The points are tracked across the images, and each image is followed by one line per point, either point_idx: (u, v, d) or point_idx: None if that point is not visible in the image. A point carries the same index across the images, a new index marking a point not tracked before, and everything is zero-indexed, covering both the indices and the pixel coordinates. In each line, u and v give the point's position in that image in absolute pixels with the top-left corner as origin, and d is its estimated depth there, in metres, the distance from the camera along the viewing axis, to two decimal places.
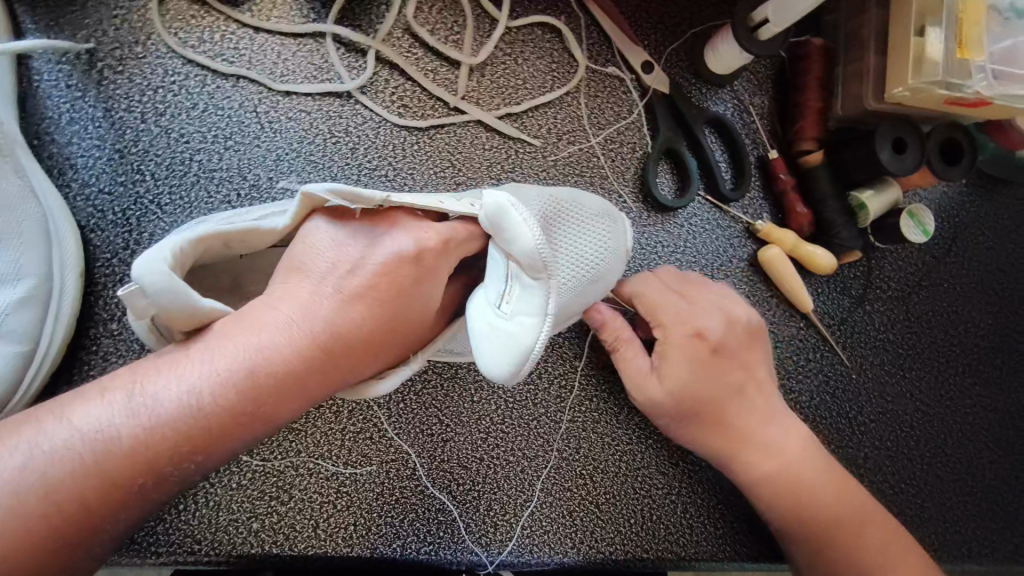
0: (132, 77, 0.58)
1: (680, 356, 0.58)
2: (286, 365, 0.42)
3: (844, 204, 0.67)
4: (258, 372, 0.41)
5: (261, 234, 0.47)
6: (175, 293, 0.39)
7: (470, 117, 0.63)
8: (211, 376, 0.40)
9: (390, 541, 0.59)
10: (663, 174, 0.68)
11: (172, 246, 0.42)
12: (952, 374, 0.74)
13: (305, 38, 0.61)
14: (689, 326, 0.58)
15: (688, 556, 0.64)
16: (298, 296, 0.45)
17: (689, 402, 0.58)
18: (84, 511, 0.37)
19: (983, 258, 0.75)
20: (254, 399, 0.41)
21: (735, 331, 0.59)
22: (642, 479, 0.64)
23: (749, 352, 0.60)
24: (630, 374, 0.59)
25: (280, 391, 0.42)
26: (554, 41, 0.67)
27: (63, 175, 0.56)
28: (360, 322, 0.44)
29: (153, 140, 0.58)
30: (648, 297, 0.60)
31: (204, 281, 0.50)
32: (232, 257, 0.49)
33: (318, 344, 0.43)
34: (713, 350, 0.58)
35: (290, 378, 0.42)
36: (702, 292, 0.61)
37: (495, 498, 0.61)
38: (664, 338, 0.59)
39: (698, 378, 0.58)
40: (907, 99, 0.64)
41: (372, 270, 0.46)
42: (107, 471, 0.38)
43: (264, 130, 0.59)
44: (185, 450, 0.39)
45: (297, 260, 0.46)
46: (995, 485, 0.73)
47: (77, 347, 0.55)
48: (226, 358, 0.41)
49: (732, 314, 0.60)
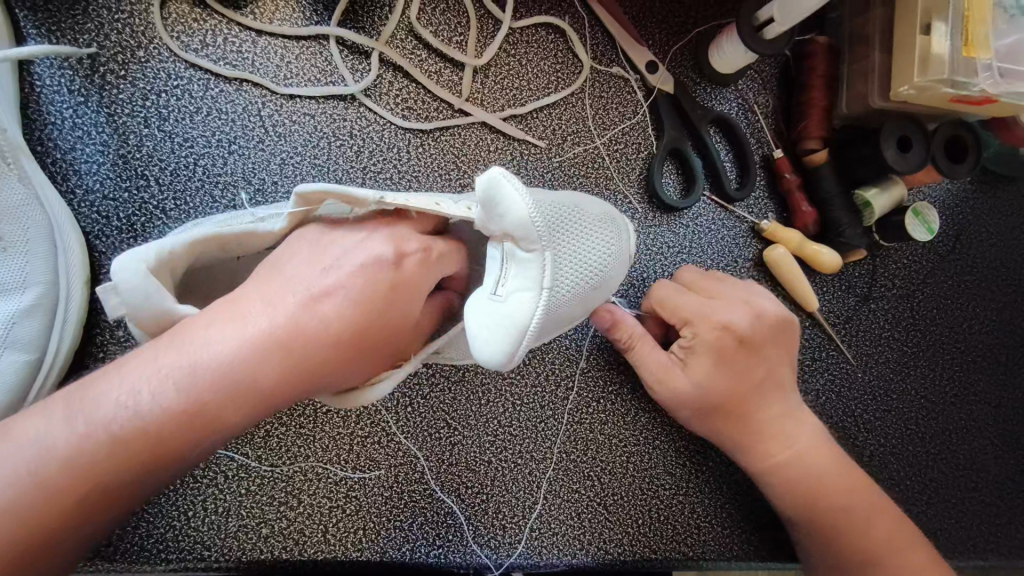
0: (135, 81, 0.57)
1: (709, 350, 0.58)
2: (242, 372, 0.39)
3: (850, 202, 0.67)
4: (209, 381, 0.38)
5: (257, 236, 0.46)
6: (145, 296, 0.40)
7: (475, 119, 0.63)
8: (155, 376, 0.38)
9: (399, 544, 0.59)
10: (667, 174, 0.68)
11: (164, 248, 0.42)
12: (958, 372, 0.74)
13: (308, 41, 0.61)
14: (719, 320, 0.58)
15: (696, 555, 0.65)
16: (261, 297, 0.42)
17: (713, 398, 0.58)
18: (36, 524, 0.36)
19: (986, 255, 0.75)
20: (202, 410, 0.38)
21: (764, 324, 0.59)
22: (650, 480, 0.65)
23: (777, 345, 0.60)
24: (649, 367, 0.59)
25: (237, 399, 0.39)
26: (559, 42, 0.66)
27: (67, 181, 0.56)
28: (326, 320, 0.42)
29: (156, 145, 0.57)
30: (671, 301, 0.60)
31: (200, 284, 0.49)
32: (228, 259, 0.49)
33: (276, 351, 0.40)
34: (739, 343, 0.58)
35: (246, 387, 0.39)
36: (724, 288, 0.61)
37: (503, 500, 0.61)
38: (693, 333, 0.58)
39: (725, 372, 0.58)
40: (913, 97, 0.63)
41: (345, 271, 0.44)
42: (40, 485, 0.36)
43: (268, 133, 0.59)
44: (129, 463, 0.37)
45: (272, 263, 0.45)
46: (1000, 481, 0.74)
47: (84, 355, 0.54)
48: (170, 357, 0.38)
49: (758, 307, 0.59)
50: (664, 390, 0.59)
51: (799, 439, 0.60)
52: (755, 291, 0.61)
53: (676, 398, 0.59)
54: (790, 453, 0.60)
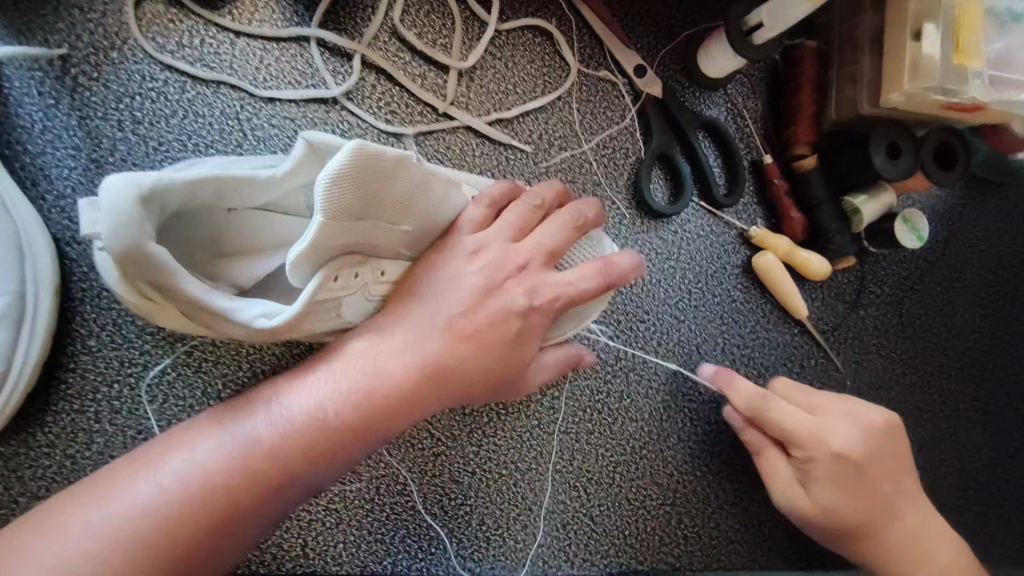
0: (108, 83, 0.55)
1: (828, 478, 0.56)
2: (513, 290, 0.48)
3: (838, 209, 0.66)
4: (362, 375, 0.44)
5: (258, 187, 0.41)
6: (128, 224, 0.34)
7: (460, 123, 0.62)
8: (548, 232, 0.50)
9: (380, 558, 0.58)
10: (656, 178, 0.67)
11: (161, 181, 0.36)
12: (946, 379, 0.74)
13: (288, 42, 0.59)
14: (832, 447, 0.56)
15: (683, 566, 0.64)
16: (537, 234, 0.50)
17: (840, 518, 0.57)
18: (500, 354, 0.48)
19: (975, 262, 0.75)
20: (475, 353, 0.47)
21: (871, 439, 0.58)
22: (637, 490, 0.64)
23: (891, 458, 0.58)
24: (774, 486, 0.59)
25: (578, 221, 0.51)
26: (545, 45, 0.65)
27: (37, 187, 0.54)
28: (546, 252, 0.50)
29: (130, 149, 0.55)
30: (774, 419, 0.58)
31: (182, 234, 0.43)
32: (217, 212, 0.43)
33: (378, 337, 0.46)
34: (856, 468, 0.56)
35: (539, 258, 0.50)
36: (835, 402, 0.60)
37: (487, 512, 0.60)
38: (806, 458, 0.57)
39: (850, 495, 0.56)
40: (902, 104, 0.63)
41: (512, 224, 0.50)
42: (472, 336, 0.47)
43: (246, 137, 0.57)
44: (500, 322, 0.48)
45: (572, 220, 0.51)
46: (986, 488, 0.73)
47: (54, 365, 0.53)
48: (550, 227, 0.51)
49: (863, 423, 0.58)
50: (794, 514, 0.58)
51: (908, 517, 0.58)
52: (858, 412, 0.59)
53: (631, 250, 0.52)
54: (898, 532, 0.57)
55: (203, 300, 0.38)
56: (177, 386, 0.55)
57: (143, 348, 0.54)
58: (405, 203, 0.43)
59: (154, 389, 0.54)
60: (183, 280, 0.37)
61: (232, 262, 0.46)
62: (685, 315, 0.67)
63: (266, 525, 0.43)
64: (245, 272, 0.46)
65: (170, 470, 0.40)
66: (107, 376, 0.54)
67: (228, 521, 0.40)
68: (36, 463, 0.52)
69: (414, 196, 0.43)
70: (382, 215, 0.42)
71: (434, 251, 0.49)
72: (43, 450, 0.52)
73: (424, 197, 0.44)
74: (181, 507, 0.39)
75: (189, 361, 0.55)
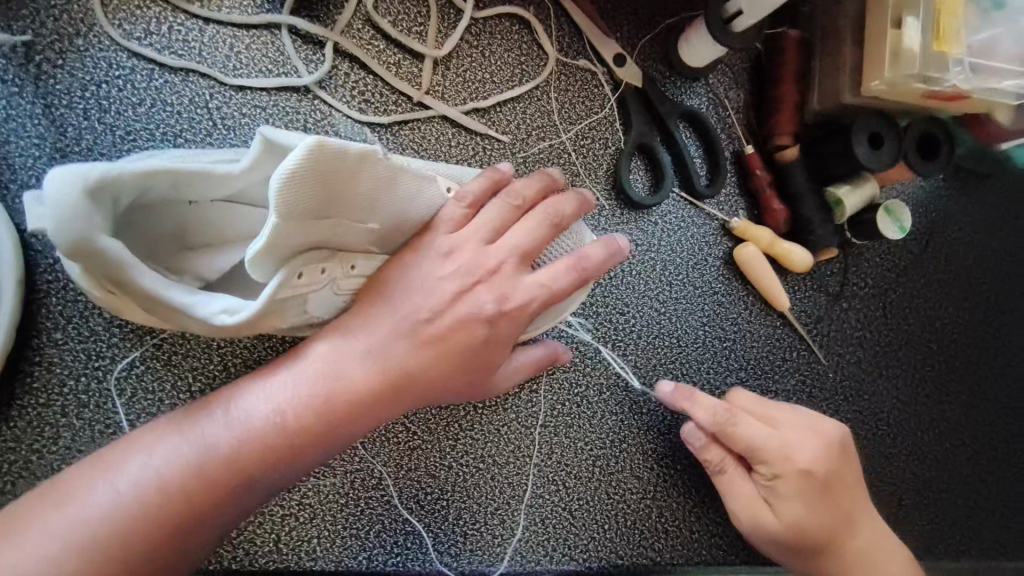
0: (73, 71, 0.54)
1: (795, 494, 0.57)
2: (482, 294, 0.47)
3: (820, 200, 0.66)
4: (320, 378, 0.43)
5: (216, 179, 0.40)
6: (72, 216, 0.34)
7: (435, 113, 0.61)
8: (522, 232, 0.48)
9: (355, 553, 0.57)
10: (636, 169, 0.66)
11: (111, 171, 0.36)
12: (930, 372, 0.73)
13: (259, 30, 0.58)
14: (798, 465, 0.57)
15: (663, 560, 0.63)
16: (511, 234, 0.48)
17: (807, 536, 0.57)
18: (465, 358, 0.47)
19: (959, 253, 0.75)
20: (439, 357, 0.46)
21: (833, 454, 0.59)
22: (616, 484, 0.63)
23: (849, 472, 0.59)
24: (736, 504, 0.58)
25: (556, 220, 0.49)
26: (523, 33, 0.64)
27: (1, 176, 0.53)
28: (521, 254, 0.48)
29: (97, 138, 0.54)
30: (740, 434, 0.57)
31: (141, 226, 0.42)
32: (177, 204, 0.42)
33: (342, 339, 0.44)
34: (821, 483, 0.57)
35: (514, 260, 0.48)
36: (793, 416, 0.60)
37: (464, 507, 0.59)
38: (773, 474, 0.57)
39: (816, 511, 0.57)
40: (883, 93, 0.62)
41: (488, 223, 0.48)
42: (434, 341, 0.46)
43: (216, 126, 0.56)
44: (464, 328, 0.46)
45: (551, 218, 0.49)
46: (970, 481, 0.73)
47: (19, 358, 0.52)
48: (526, 227, 0.48)
49: (824, 435, 0.59)
50: (756, 531, 0.58)
51: (864, 530, 0.59)
52: (818, 424, 0.60)
53: (610, 241, 0.51)
54: (857, 544, 0.58)
55: (159, 292, 0.38)
56: (146, 379, 0.54)
57: (110, 341, 0.53)
58: (370, 202, 0.42)
59: (122, 382, 0.53)
60: (141, 274, 0.38)
61: (195, 254, 0.46)
62: (666, 308, 0.66)
63: (223, 530, 0.42)
64: (210, 266, 0.46)
65: (125, 476, 0.39)
66: (73, 369, 0.53)
67: (183, 528, 0.39)
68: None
69: (379, 192, 0.42)
70: (344, 212, 0.41)
71: (405, 242, 0.48)
72: (8, 445, 0.51)
73: (392, 193, 0.43)
74: (138, 517, 0.38)
75: (158, 354, 0.54)
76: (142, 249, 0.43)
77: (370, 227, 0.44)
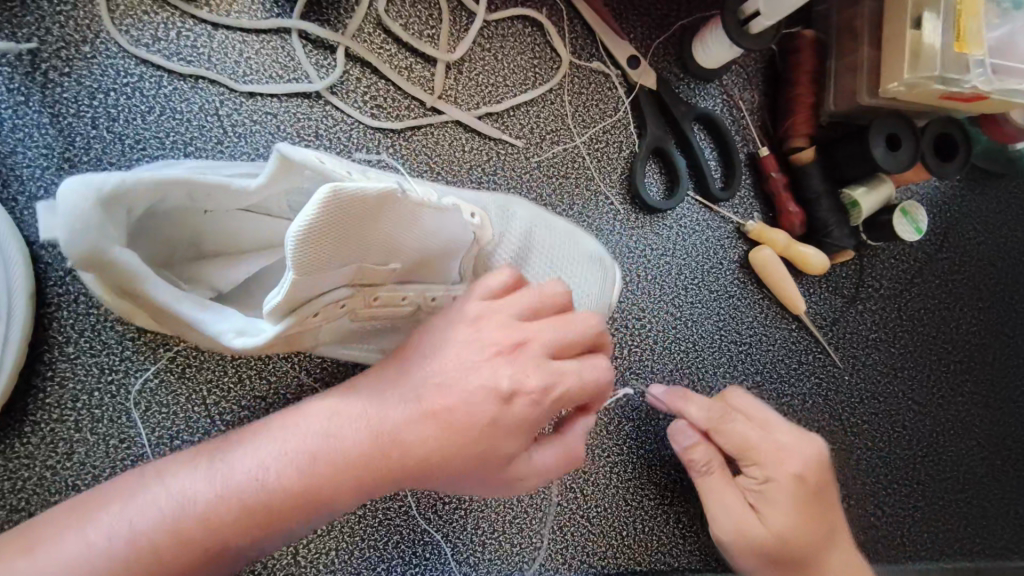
0: (81, 79, 0.53)
1: (785, 499, 0.55)
2: (503, 369, 0.41)
3: (837, 202, 0.65)
4: (313, 437, 0.39)
5: (232, 192, 0.39)
6: (86, 229, 0.32)
7: (448, 118, 0.60)
8: (560, 324, 0.43)
9: (374, 565, 0.56)
10: (651, 173, 0.66)
11: (126, 182, 0.34)
12: (945, 373, 0.73)
13: (269, 35, 0.57)
14: (790, 470, 0.56)
15: (681, 566, 0.63)
16: (548, 322, 0.43)
17: (791, 546, 0.55)
18: (472, 447, 0.40)
19: (974, 254, 0.74)
20: (443, 438, 0.40)
21: (822, 465, 0.57)
22: (634, 490, 0.63)
23: (832, 490, 0.58)
24: (721, 507, 0.56)
25: (590, 320, 0.44)
26: (535, 35, 0.64)
27: (8, 188, 0.51)
28: (551, 345, 0.42)
29: (106, 147, 0.53)
30: (733, 432, 0.57)
31: (156, 234, 0.41)
32: (191, 215, 0.41)
33: (345, 399, 0.41)
34: (812, 490, 0.56)
35: (541, 344, 0.42)
36: (782, 423, 0.59)
37: (483, 515, 0.59)
38: (763, 477, 0.56)
39: (804, 520, 0.55)
40: (901, 94, 0.61)
41: (527, 302, 0.43)
42: (439, 422, 0.40)
43: (227, 134, 0.55)
44: (473, 410, 0.40)
45: (584, 322, 0.44)
46: (985, 481, 0.73)
47: (31, 373, 0.51)
48: (565, 321, 0.43)
49: (814, 444, 0.58)
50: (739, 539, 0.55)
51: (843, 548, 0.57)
52: (809, 432, 0.59)
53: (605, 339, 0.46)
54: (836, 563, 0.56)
55: (172, 307, 0.37)
56: (160, 394, 0.53)
57: (124, 354, 0.53)
58: (388, 240, 0.41)
59: (137, 396, 0.53)
60: (156, 288, 0.36)
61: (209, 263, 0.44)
62: (682, 312, 0.65)
63: None
64: (224, 276, 0.45)
65: (97, 529, 0.36)
66: (86, 384, 0.52)
67: None
68: (13, 475, 0.50)
69: (394, 229, 0.40)
70: (363, 255, 0.40)
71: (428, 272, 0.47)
72: (23, 462, 0.50)
73: (411, 228, 0.42)
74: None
75: (172, 367, 0.53)
76: (157, 256, 0.42)
77: (391, 265, 0.43)
